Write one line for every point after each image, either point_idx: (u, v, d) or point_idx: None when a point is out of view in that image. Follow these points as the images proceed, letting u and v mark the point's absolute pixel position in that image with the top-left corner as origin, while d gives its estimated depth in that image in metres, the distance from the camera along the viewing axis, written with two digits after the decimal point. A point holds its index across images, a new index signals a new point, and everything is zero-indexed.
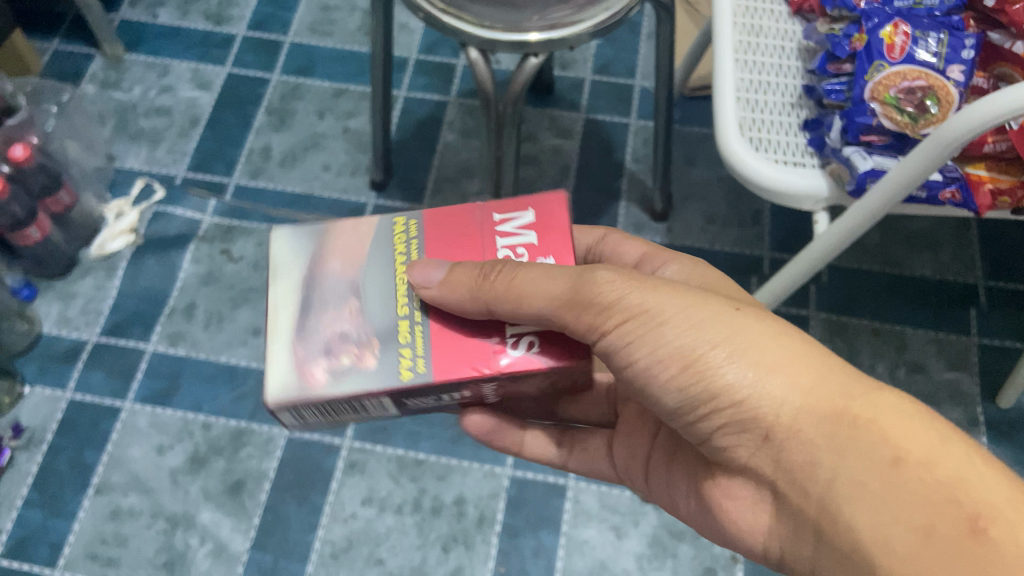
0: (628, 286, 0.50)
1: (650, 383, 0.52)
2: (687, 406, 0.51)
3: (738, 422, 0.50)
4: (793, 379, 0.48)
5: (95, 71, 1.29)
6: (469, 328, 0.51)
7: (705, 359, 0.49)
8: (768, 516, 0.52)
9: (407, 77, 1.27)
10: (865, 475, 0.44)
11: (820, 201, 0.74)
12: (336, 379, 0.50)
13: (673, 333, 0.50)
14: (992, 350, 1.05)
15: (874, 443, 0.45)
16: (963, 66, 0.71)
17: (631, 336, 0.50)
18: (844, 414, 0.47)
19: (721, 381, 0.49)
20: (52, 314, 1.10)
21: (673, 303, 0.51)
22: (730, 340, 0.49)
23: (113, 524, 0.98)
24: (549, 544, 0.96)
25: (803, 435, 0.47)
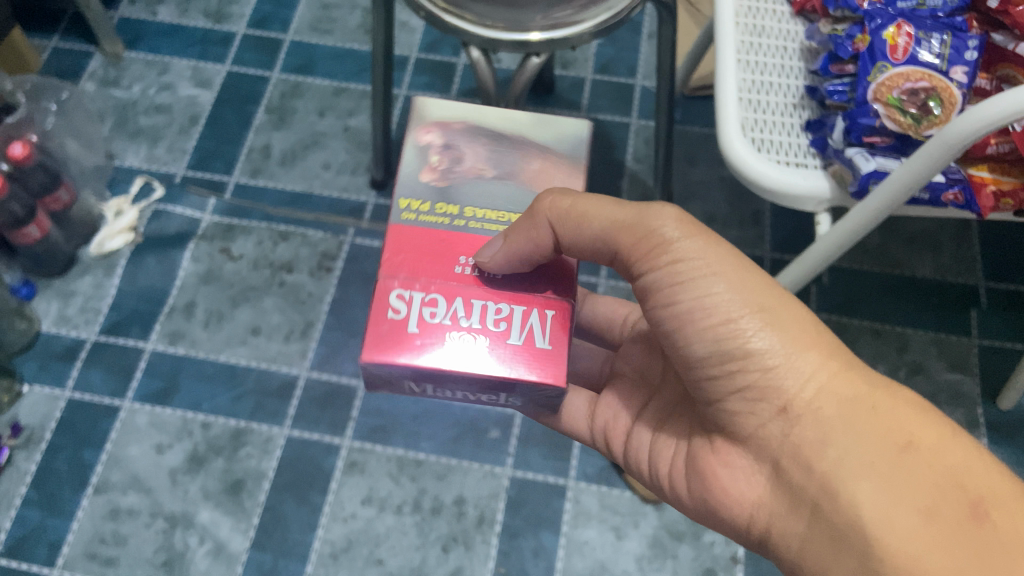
0: (688, 233, 0.51)
1: (680, 334, 0.51)
2: (715, 362, 0.51)
3: (760, 387, 0.50)
4: (824, 358, 0.50)
5: (95, 69, 1.28)
6: (431, 264, 0.55)
7: (746, 317, 0.50)
8: (762, 486, 0.51)
9: (407, 76, 1.27)
10: (876, 456, 0.46)
11: (823, 201, 0.74)
12: (417, 144, 0.59)
13: (724, 284, 0.50)
14: (992, 351, 1.05)
15: (887, 428, 0.47)
16: (966, 67, 0.71)
17: (680, 281, 0.50)
18: (863, 400, 0.49)
19: (756, 342, 0.50)
20: (51, 313, 1.10)
21: (729, 257, 0.51)
22: (771, 307, 0.50)
23: (112, 523, 0.98)
24: (549, 545, 0.96)
25: (822, 412, 0.49)
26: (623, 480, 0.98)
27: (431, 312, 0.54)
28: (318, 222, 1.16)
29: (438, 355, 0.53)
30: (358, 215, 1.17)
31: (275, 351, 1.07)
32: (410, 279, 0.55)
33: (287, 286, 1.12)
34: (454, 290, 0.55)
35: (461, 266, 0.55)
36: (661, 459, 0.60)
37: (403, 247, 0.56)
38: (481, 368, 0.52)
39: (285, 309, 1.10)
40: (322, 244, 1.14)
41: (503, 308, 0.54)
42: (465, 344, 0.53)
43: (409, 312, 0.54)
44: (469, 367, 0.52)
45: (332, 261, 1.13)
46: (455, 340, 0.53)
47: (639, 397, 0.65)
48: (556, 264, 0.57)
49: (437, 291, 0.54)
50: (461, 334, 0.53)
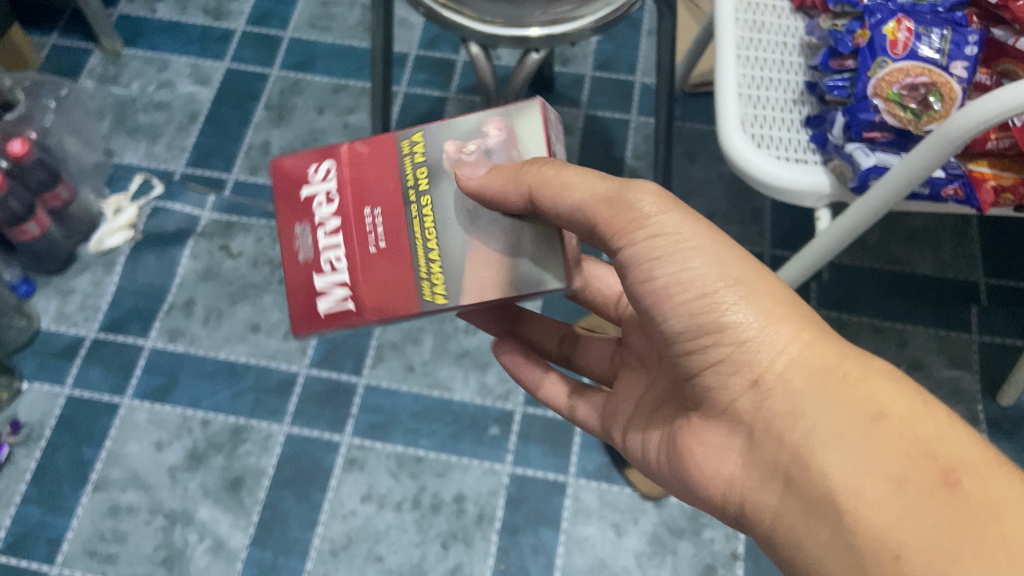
0: (665, 208, 0.48)
1: (654, 305, 0.49)
2: (689, 337, 0.48)
3: (732, 361, 0.47)
4: (798, 330, 0.47)
5: (94, 66, 1.28)
6: (367, 176, 0.55)
7: (722, 290, 0.47)
8: (736, 462, 0.49)
9: (407, 72, 1.27)
10: (844, 428, 0.43)
11: (823, 197, 0.74)
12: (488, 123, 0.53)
13: (699, 253, 0.47)
14: (992, 348, 1.05)
15: (859, 398, 0.44)
16: (966, 62, 0.71)
17: (656, 252, 0.48)
18: (834, 370, 0.45)
19: (730, 316, 0.47)
20: (50, 310, 1.10)
21: (703, 228, 0.48)
22: (746, 281, 0.47)
23: (112, 520, 0.98)
24: (549, 541, 0.96)
25: (792, 384, 0.46)
26: (623, 476, 0.98)
27: (320, 200, 0.56)
28: None
29: (297, 214, 0.56)
30: None
31: (275, 348, 1.07)
32: (344, 175, 0.55)
33: (287, 283, 1.12)
34: (342, 215, 0.55)
35: (368, 212, 0.54)
36: (645, 438, 0.58)
37: (376, 154, 0.55)
38: (293, 266, 0.56)
39: (284, 306, 1.10)
40: None
41: (343, 265, 0.54)
42: (307, 248, 0.56)
43: (317, 182, 0.56)
44: (290, 249, 0.56)
45: None
46: (305, 231, 0.56)
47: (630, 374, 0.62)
48: (395, 288, 0.53)
49: (340, 203, 0.55)
50: (312, 232, 0.56)
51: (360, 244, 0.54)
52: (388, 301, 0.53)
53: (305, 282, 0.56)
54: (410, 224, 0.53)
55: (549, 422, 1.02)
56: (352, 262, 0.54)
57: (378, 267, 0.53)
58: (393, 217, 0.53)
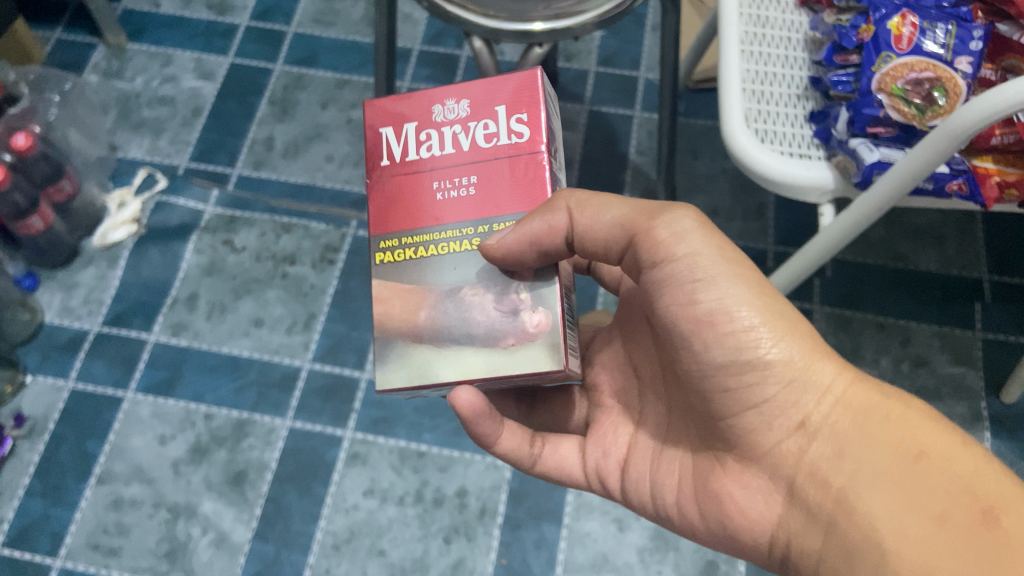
0: (703, 234, 0.50)
1: (697, 338, 0.49)
2: (733, 373, 0.49)
3: (781, 398, 0.49)
4: (840, 367, 0.49)
5: (98, 61, 1.29)
6: (505, 179, 0.54)
7: (769, 323, 0.48)
8: (780, 503, 0.50)
9: (411, 68, 1.27)
10: (889, 466, 0.45)
11: (826, 192, 0.74)
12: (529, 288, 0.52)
13: (748, 286, 0.49)
14: (996, 344, 1.05)
15: (898, 437, 0.46)
16: (971, 57, 0.71)
17: (703, 281, 0.48)
18: (877, 410, 0.48)
19: (775, 351, 0.48)
20: (54, 304, 1.10)
21: (742, 259, 0.50)
22: (784, 316, 0.49)
23: (114, 514, 0.98)
24: (551, 536, 0.96)
25: (838, 425, 0.48)
26: None
27: (490, 129, 0.55)
28: (320, 214, 1.16)
29: (486, 92, 0.56)
30: (360, 207, 1.16)
31: (278, 342, 1.08)
32: (508, 149, 0.54)
33: (290, 278, 1.12)
34: (471, 151, 0.55)
35: (468, 183, 0.54)
36: (662, 487, 0.57)
37: (521, 193, 0.53)
38: (433, 95, 0.57)
39: (288, 301, 1.10)
40: (324, 236, 1.14)
41: (426, 154, 0.55)
42: (446, 112, 0.56)
43: (512, 122, 0.55)
44: (451, 93, 0.56)
45: (335, 253, 1.13)
46: (463, 105, 0.56)
47: (623, 424, 0.62)
48: (387, 216, 0.55)
49: (475, 155, 0.54)
50: (466, 109, 0.56)
51: (436, 176, 0.55)
52: (377, 190, 0.56)
53: (419, 103, 0.57)
54: (440, 241, 0.54)
55: None
56: (422, 161, 0.55)
57: (416, 193, 0.55)
58: (461, 213, 0.54)
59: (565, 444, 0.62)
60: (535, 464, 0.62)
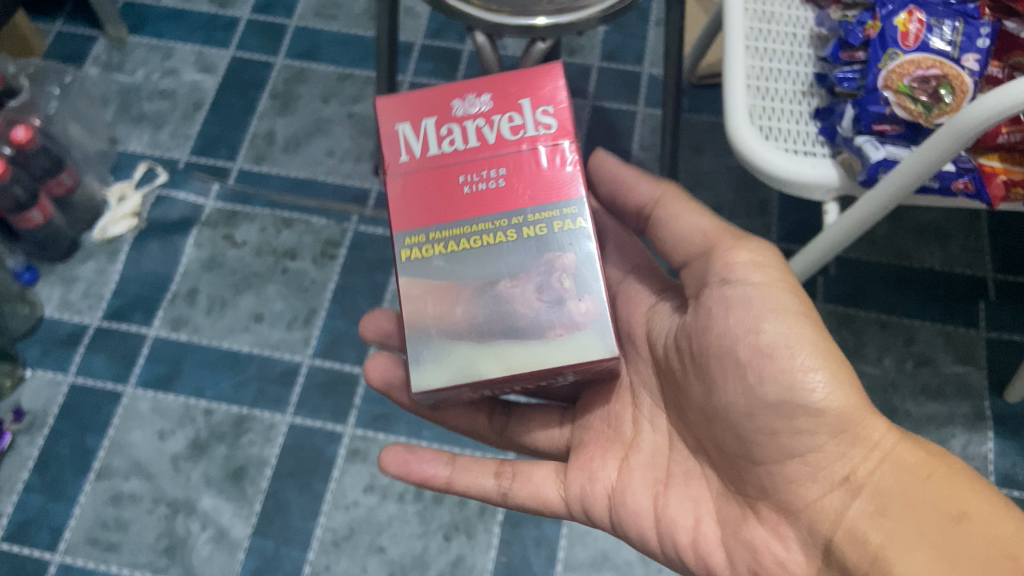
0: (774, 272, 0.53)
1: (751, 371, 0.51)
2: (784, 411, 0.50)
3: (831, 450, 0.50)
4: (891, 427, 0.50)
5: (99, 53, 1.28)
6: (535, 167, 0.57)
7: (829, 368, 0.50)
8: (816, 558, 0.50)
9: (413, 62, 1.26)
10: (930, 528, 0.46)
11: (832, 189, 0.72)
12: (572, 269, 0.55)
13: (815, 329, 0.50)
14: (1001, 343, 1.04)
15: (941, 499, 0.47)
16: (978, 55, 0.70)
17: (771, 317, 0.50)
18: (920, 471, 0.49)
19: (829, 397, 0.49)
20: (54, 298, 1.09)
21: (808, 301, 0.52)
22: (844, 363, 0.50)
23: (114, 509, 0.98)
24: (551, 534, 0.95)
25: (882, 482, 0.49)
26: None
27: (514, 121, 0.59)
28: (320, 209, 1.15)
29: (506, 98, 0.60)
30: (362, 202, 1.16)
31: (278, 338, 1.07)
32: (533, 138, 0.58)
33: (291, 273, 1.11)
34: (496, 143, 0.58)
35: (495, 175, 0.57)
36: (674, 528, 0.56)
37: (547, 183, 0.57)
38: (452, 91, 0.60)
39: (288, 296, 1.10)
40: (325, 231, 1.13)
41: (450, 146, 0.58)
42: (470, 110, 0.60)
43: (535, 115, 0.59)
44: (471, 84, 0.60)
45: (336, 248, 1.12)
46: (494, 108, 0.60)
47: (613, 450, 0.62)
48: (415, 203, 0.58)
49: (499, 147, 0.58)
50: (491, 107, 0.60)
51: (460, 168, 0.58)
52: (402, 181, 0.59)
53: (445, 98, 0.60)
54: (470, 234, 0.56)
55: None
56: (449, 153, 0.58)
57: (445, 185, 0.58)
58: (493, 203, 0.57)
59: (539, 470, 0.64)
60: (507, 498, 0.64)
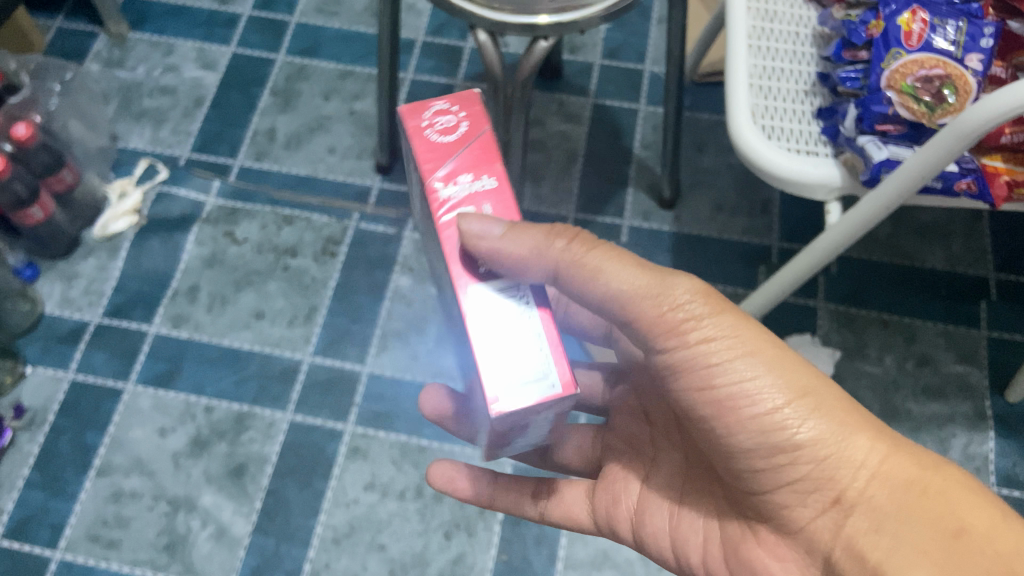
0: (719, 311, 0.48)
1: (717, 423, 0.48)
2: (761, 454, 0.48)
3: (812, 480, 0.48)
4: (873, 441, 0.48)
5: (100, 50, 1.28)
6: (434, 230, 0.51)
7: (794, 404, 0.47)
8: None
9: (414, 58, 1.26)
10: (931, 545, 0.45)
11: (834, 189, 0.73)
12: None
13: (769, 370, 0.47)
14: (1001, 343, 1.04)
15: (938, 513, 0.46)
16: (981, 55, 0.70)
17: (721, 367, 0.47)
18: (915, 483, 0.47)
19: (802, 432, 0.47)
20: (54, 295, 1.09)
21: (760, 337, 0.48)
22: (811, 393, 0.48)
23: (114, 506, 0.98)
24: (552, 532, 0.95)
25: (876, 500, 0.47)
26: None
27: (419, 186, 0.53)
28: (322, 206, 1.15)
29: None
30: (363, 199, 1.16)
31: (279, 335, 1.07)
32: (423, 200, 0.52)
33: (291, 270, 1.11)
34: (426, 214, 0.54)
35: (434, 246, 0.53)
36: (686, 547, 0.56)
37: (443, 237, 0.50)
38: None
39: (289, 294, 1.10)
40: (326, 229, 1.13)
41: (426, 228, 0.57)
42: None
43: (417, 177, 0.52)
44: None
45: (336, 246, 1.12)
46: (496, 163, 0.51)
47: (635, 470, 0.61)
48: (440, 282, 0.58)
49: (426, 215, 0.54)
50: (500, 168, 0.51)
51: (431, 246, 0.56)
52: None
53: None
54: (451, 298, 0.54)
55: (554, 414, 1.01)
56: (427, 236, 0.57)
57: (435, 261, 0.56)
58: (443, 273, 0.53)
59: (570, 489, 0.63)
60: (544, 517, 0.64)
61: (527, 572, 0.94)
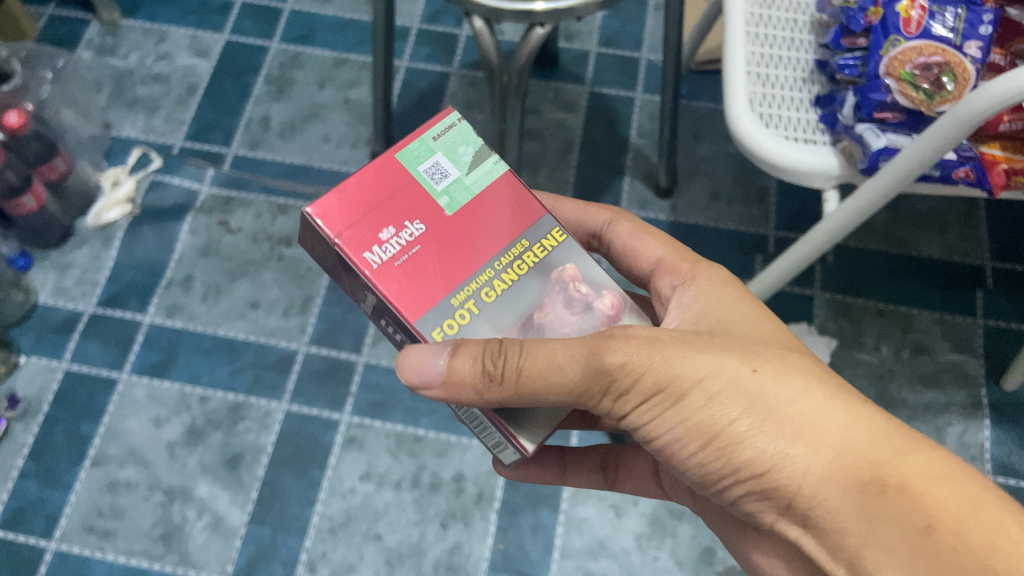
0: (639, 351, 0.44)
1: (667, 450, 0.48)
2: (712, 477, 0.47)
3: (759, 490, 0.46)
4: (817, 446, 0.44)
5: (92, 37, 1.26)
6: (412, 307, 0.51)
7: (732, 428, 0.45)
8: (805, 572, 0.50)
9: (409, 46, 1.25)
10: (896, 545, 0.41)
11: (831, 178, 0.72)
12: (582, 275, 0.49)
13: (695, 407, 0.45)
14: (998, 331, 1.04)
15: (902, 512, 0.41)
16: (981, 42, 0.69)
17: (653, 414, 0.46)
18: (873, 481, 0.42)
19: (747, 457, 0.45)
20: (47, 284, 1.09)
21: (686, 370, 0.45)
22: (748, 412, 0.45)
23: (110, 496, 0.97)
24: (548, 521, 0.96)
25: (828, 505, 0.43)
26: None
27: None
28: (317, 195, 1.15)
29: (355, 248, 0.45)
30: None
31: (274, 325, 1.07)
32: None
33: (286, 260, 1.10)
34: None
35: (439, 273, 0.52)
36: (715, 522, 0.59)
37: None
38: (387, 181, 0.48)
39: (284, 283, 1.09)
40: None
41: None
42: (390, 245, 0.46)
43: None
44: (380, 183, 0.47)
45: None
46: (376, 255, 0.46)
47: None
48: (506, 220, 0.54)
49: None
50: (380, 257, 0.46)
51: None
52: (510, 185, 0.50)
53: (407, 193, 0.47)
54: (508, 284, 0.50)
55: None
56: None
57: None
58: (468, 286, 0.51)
59: (640, 461, 0.66)
60: (616, 487, 0.68)
61: (524, 561, 0.94)
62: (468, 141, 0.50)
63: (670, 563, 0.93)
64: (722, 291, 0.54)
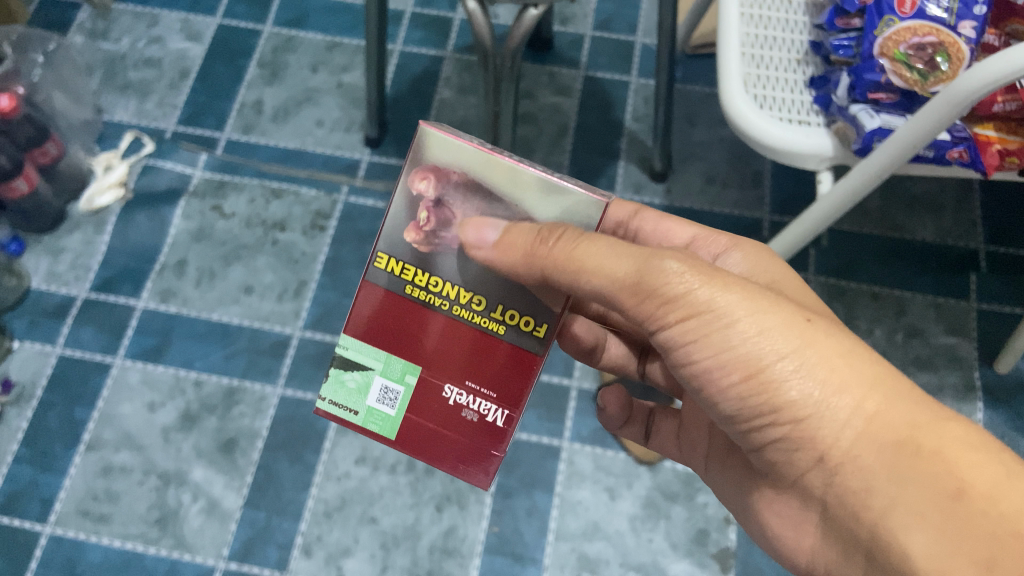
0: (695, 277, 0.44)
1: (703, 383, 0.46)
2: (744, 415, 0.45)
3: (793, 439, 0.44)
4: (860, 400, 0.43)
5: (83, 21, 1.25)
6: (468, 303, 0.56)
7: (779, 363, 0.43)
8: (814, 537, 0.49)
9: (403, 30, 1.24)
10: (923, 508, 0.40)
11: (825, 158, 0.72)
12: (408, 223, 0.48)
13: (744, 337, 0.43)
14: (991, 314, 1.04)
15: (937, 474, 0.41)
16: (975, 22, 0.68)
17: (696, 339, 0.44)
18: (909, 442, 0.42)
19: (793, 392, 0.43)
20: (40, 269, 1.08)
21: (742, 303, 0.44)
22: (800, 351, 0.43)
23: (104, 481, 0.97)
24: (542, 504, 0.96)
25: (862, 461, 0.43)
26: (618, 441, 0.98)
27: None
28: (309, 179, 1.14)
29: (486, 429, 0.51)
30: (352, 172, 1.15)
31: (268, 310, 1.06)
32: None
33: (280, 244, 1.10)
34: None
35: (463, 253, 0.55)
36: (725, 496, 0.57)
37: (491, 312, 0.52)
38: (421, 428, 0.51)
39: (278, 268, 1.09)
40: (315, 203, 1.12)
41: None
42: (480, 405, 0.51)
43: None
44: (429, 439, 0.52)
45: (326, 220, 1.11)
46: (495, 413, 0.50)
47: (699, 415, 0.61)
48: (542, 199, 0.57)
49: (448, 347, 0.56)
50: (495, 407, 0.50)
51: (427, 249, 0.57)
52: (362, 316, 0.50)
53: (426, 415, 0.51)
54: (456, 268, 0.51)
55: (545, 387, 1.02)
56: None
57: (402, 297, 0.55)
58: None
59: (665, 423, 0.65)
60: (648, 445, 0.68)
61: (518, 544, 0.94)
62: (340, 378, 0.51)
63: (664, 544, 0.94)
64: (768, 263, 0.55)
